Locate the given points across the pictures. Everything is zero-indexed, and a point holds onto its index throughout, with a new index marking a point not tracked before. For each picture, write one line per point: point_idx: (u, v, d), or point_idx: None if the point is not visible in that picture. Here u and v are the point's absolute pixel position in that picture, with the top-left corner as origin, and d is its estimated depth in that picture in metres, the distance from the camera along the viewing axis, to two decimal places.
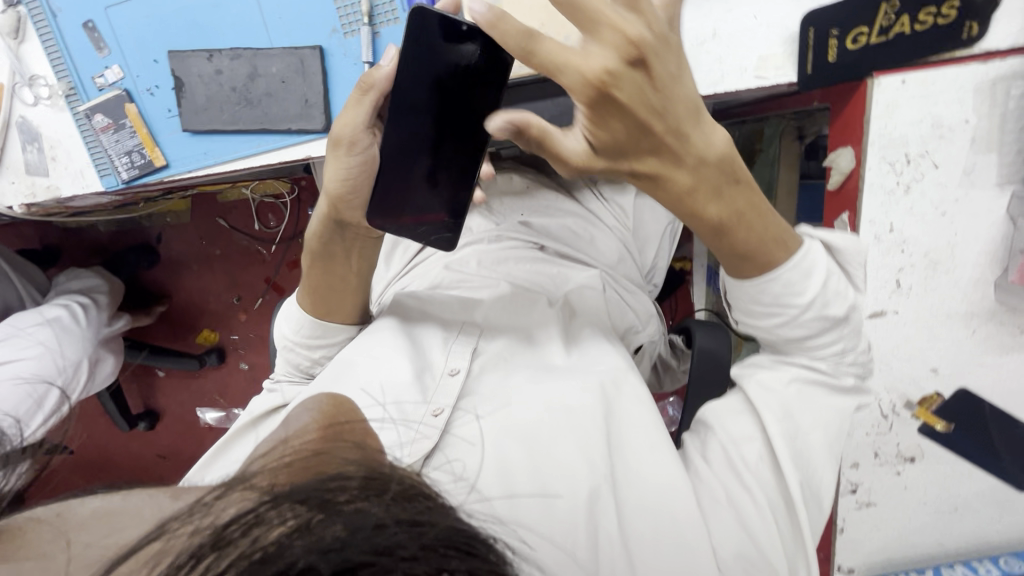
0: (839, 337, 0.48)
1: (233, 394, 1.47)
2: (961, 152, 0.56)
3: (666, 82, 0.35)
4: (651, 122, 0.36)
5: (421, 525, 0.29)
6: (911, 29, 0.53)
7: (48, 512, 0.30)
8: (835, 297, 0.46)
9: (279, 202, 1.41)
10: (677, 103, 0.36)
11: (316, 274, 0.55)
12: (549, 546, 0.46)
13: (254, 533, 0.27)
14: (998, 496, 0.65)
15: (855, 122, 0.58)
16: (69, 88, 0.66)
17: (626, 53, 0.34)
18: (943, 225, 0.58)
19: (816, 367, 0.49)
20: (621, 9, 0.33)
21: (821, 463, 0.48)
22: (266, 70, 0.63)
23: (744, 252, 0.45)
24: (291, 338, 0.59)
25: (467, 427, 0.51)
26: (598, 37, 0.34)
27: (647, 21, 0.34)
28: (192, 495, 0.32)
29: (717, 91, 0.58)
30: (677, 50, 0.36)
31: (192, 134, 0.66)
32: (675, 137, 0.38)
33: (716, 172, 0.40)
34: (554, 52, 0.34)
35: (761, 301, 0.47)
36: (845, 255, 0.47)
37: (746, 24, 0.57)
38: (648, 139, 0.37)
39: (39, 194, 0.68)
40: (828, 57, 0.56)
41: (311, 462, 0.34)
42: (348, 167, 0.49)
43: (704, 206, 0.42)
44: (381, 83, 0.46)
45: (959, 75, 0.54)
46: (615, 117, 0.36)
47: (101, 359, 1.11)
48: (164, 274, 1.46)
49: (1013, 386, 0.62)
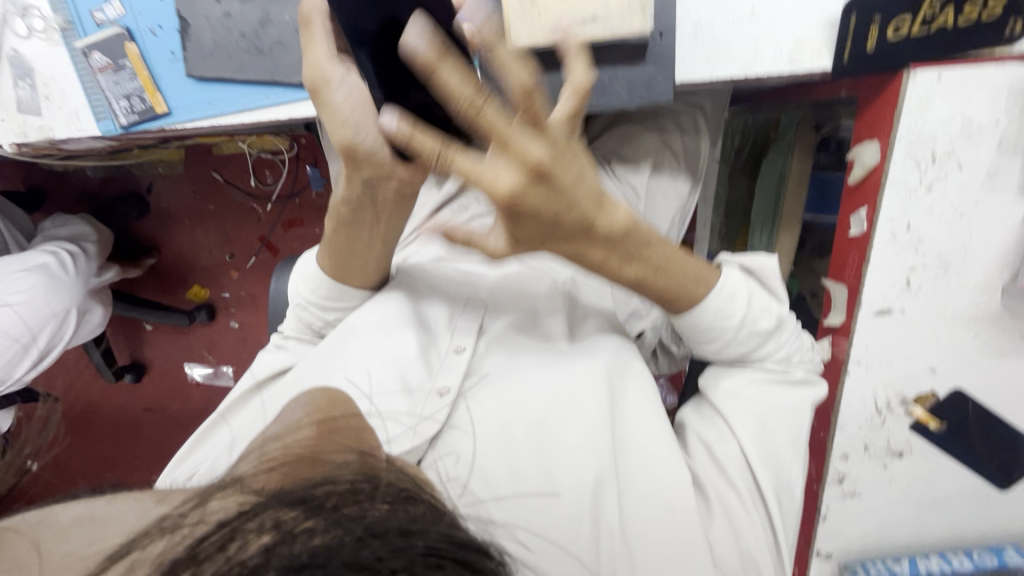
0: (779, 344, 0.52)
1: (222, 352, 1.47)
2: (986, 154, 0.55)
3: (572, 191, 0.36)
4: (560, 218, 0.37)
5: (410, 535, 0.29)
6: (954, 23, 0.50)
7: (27, 518, 0.29)
8: (760, 311, 0.50)
9: (277, 159, 1.37)
10: (578, 202, 0.37)
11: (343, 238, 0.53)
12: (553, 548, 0.45)
13: (233, 548, 0.27)
14: (979, 494, 0.67)
15: (884, 115, 0.57)
16: (65, 22, 0.62)
17: (529, 173, 0.35)
18: (959, 226, 0.58)
19: (767, 369, 0.52)
20: (526, 131, 0.34)
21: (790, 457, 0.49)
22: (279, 17, 0.59)
23: (667, 295, 0.48)
24: (307, 296, 0.58)
25: (468, 412, 0.51)
26: (505, 154, 0.34)
27: (549, 139, 0.34)
28: (178, 497, 0.31)
29: (748, 74, 0.57)
30: (575, 156, 0.36)
31: (196, 81, 0.63)
32: (580, 225, 0.39)
33: (623, 243, 0.42)
34: (463, 168, 0.35)
35: (700, 330, 0.50)
36: (762, 272, 0.53)
37: (786, 4, 0.55)
38: (560, 230, 0.39)
39: (31, 134, 0.64)
40: (867, 47, 0.53)
41: (295, 466, 0.33)
42: (341, 103, 0.44)
43: (622, 269, 0.44)
44: (318, 7, 0.45)
45: (996, 75, 0.53)
46: (529, 219, 0.37)
47: (89, 309, 1.07)
48: (156, 225, 1.42)
49: (1006, 390, 0.63)
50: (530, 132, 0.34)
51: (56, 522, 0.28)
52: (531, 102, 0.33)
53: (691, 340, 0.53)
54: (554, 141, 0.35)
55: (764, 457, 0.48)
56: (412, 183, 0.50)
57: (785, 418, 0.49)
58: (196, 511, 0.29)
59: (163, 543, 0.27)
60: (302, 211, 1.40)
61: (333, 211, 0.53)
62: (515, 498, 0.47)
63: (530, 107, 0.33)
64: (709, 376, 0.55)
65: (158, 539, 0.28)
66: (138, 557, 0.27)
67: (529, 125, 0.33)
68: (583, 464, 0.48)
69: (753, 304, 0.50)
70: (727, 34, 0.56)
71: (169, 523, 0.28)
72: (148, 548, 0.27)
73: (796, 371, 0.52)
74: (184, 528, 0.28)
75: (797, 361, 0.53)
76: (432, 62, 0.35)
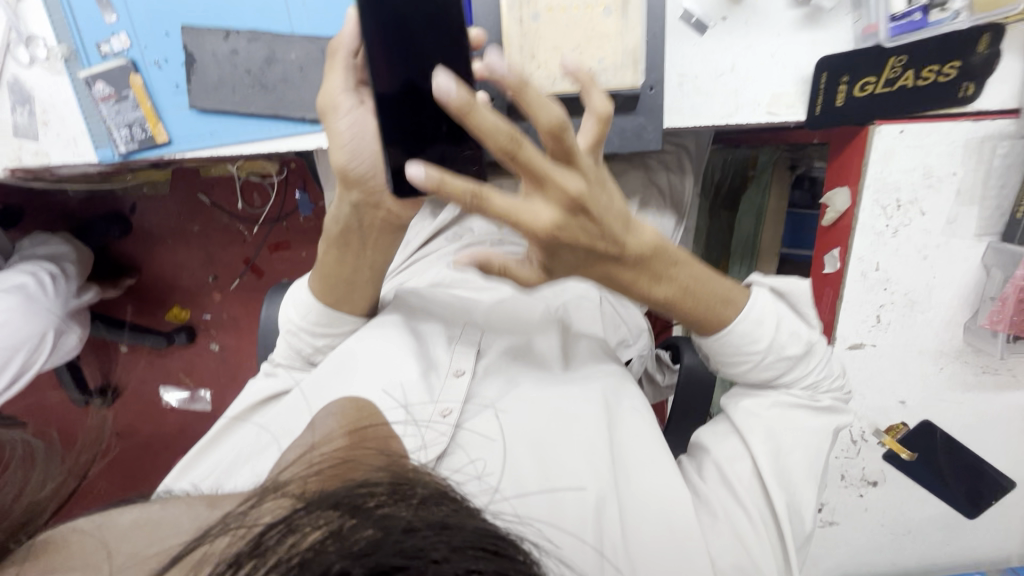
0: (807, 370, 0.52)
1: (202, 375, 1.44)
2: (946, 202, 0.60)
3: (607, 219, 0.37)
4: (596, 247, 0.39)
5: (450, 527, 0.29)
6: (914, 83, 0.56)
7: (91, 522, 0.30)
8: (791, 338, 0.50)
9: (266, 183, 1.37)
10: (612, 227, 0.38)
11: (332, 259, 0.54)
12: (569, 538, 0.47)
13: (290, 541, 0.27)
14: (948, 521, 0.70)
15: (852, 164, 0.61)
16: (70, 53, 0.63)
17: (569, 206, 0.36)
18: (923, 267, 0.62)
19: (795, 394, 0.52)
20: (561, 164, 0.34)
21: (802, 481, 0.49)
22: (285, 56, 0.62)
23: (701, 315, 0.49)
24: (298, 323, 0.58)
25: (483, 423, 0.52)
26: (545, 192, 0.35)
27: (582, 173, 0.35)
28: (229, 503, 0.32)
29: (729, 123, 0.61)
30: (606, 184, 0.38)
31: (198, 113, 0.64)
32: (613, 249, 0.39)
33: (651, 258, 0.42)
34: (504, 208, 0.35)
35: (728, 352, 0.51)
36: (795, 297, 0.52)
37: (764, 61, 0.59)
38: (594, 256, 0.40)
39: (26, 159, 0.64)
40: (836, 101, 0.59)
41: (337, 468, 0.33)
42: (340, 130, 0.48)
43: (650, 290, 0.44)
44: (346, 43, 0.48)
45: (952, 130, 0.57)
46: (564, 248, 0.39)
47: (67, 330, 1.04)
48: (138, 246, 1.40)
49: (970, 421, 0.66)
50: (565, 169, 0.35)
51: (116, 525, 0.29)
52: (560, 141, 0.33)
53: (716, 360, 0.54)
54: (589, 177, 0.36)
55: (778, 475, 0.49)
56: (400, 218, 0.51)
57: (803, 439, 0.50)
58: (251, 512, 0.30)
59: (227, 540, 0.28)
60: (290, 234, 1.40)
61: (325, 235, 0.54)
62: (524, 501, 0.49)
63: (562, 144, 0.33)
64: (732, 396, 0.56)
65: (222, 536, 0.28)
66: (204, 552, 0.27)
67: (565, 163, 0.35)
68: (583, 479, 0.50)
69: (782, 329, 0.50)
70: (710, 86, 0.60)
71: (230, 522, 0.29)
72: (212, 545, 0.28)
73: (823, 400, 0.52)
74: (240, 527, 0.28)
75: (825, 387, 0.53)
76: (465, 108, 0.32)
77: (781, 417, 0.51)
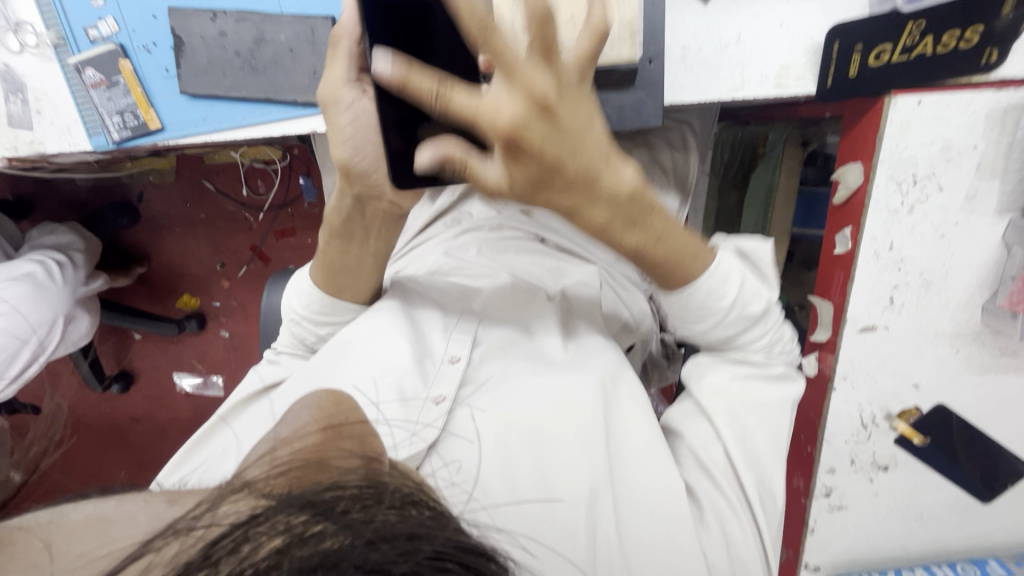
0: (764, 331, 0.52)
1: (213, 361, 1.46)
2: (965, 177, 0.57)
3: (579, 142, 0.30)
4: (562, 166, 0.31)
5: (418, 539, 0.28)
6: (933, 50, 0.53)
7: (39, 519, 0.29)
8: (753, 295, 0.49)
9: (269, 169, 1.36)
10: (586, 146, 0.31)
11: (334, 250, 0.54)
12: (549, 552, 0.46)
13: (244, 550, 0.26)
14: (962, 507, 0.68)
15: (867, 139, 0.58)
16: (58, 38, 0.62)
17: (539, 104, 0.28)
18: (940, 246, 0.59)
19: (749, 360, 0.53)
20: (536, 56, 0.27)
21: (770, 459, 0.50)
22: (274, 37, 0.60)
23: (662, 272, 0.44)
24: (300, 312, 0.59)
25: (464, 421, 0.51)
26: (508, 81, 0.27)
27: (561, 74, 0.28)
28: (189, 500, 0.31)
29: (736, 97, 0.58)
30: (587, 101, 0.30)
31: (190, 98, 0.63)
32: (584, 177, 0.32)
33: (625, 204, 0.35)
34: (459, 102, 0.28)
35: (690, 312, 0.49)
36: (755, 257, 0.52)
37: (772, 31, 0.56)
38: (560, 179, 0.32)
39: (22, 149, 0.64)
40: (850, 72, 0.55)
41: (304, 470, 0.33)
42: (342, 127, 0.46)
43: (623, 238, 0.38)
44: (349, 30, 0.46)
45: (974, 100, 0.54)
46: (524, 165, 0.30)
47: (74, 318, 1.04)
48: (146, 234, 1.41)
49: (987, 405, 0.64)
50: (539, 63, 0.27)
51: (68, 521, 0.29)
52: (544, 32, 0.26)
53: (680, 321, 0.51)
54: (568, 81, 0.29)
55: (746, 456, 0.50)
56: (401, 207, 0.51)
57: (766, 418, 0.51)
58: (207, 515, 0.29)
59: (178, 545, 0.27)
60: (295, 221, 1.40)
61: (325, 227, 0.54)
62: (511, 505, 0.47)
63: (545, 36, 0.27)
64: (691, 367, 0.55)
65: (172, 541, 0.27)
66: (153, 559, 0.27)
67: (541, 58, 0.27)
68: (580, 471, 0.49)
69: (744, 288, 0.49)
70: (714, 59, 0.58)
71: (183, 526, 0.28)
72: (163, 550, 0.27)
73: (776, 367, 0.53)
74: (197, 530, 0.28)
75: (777, 353, 0.54)
76: None
77: (742, 398, 0.51)
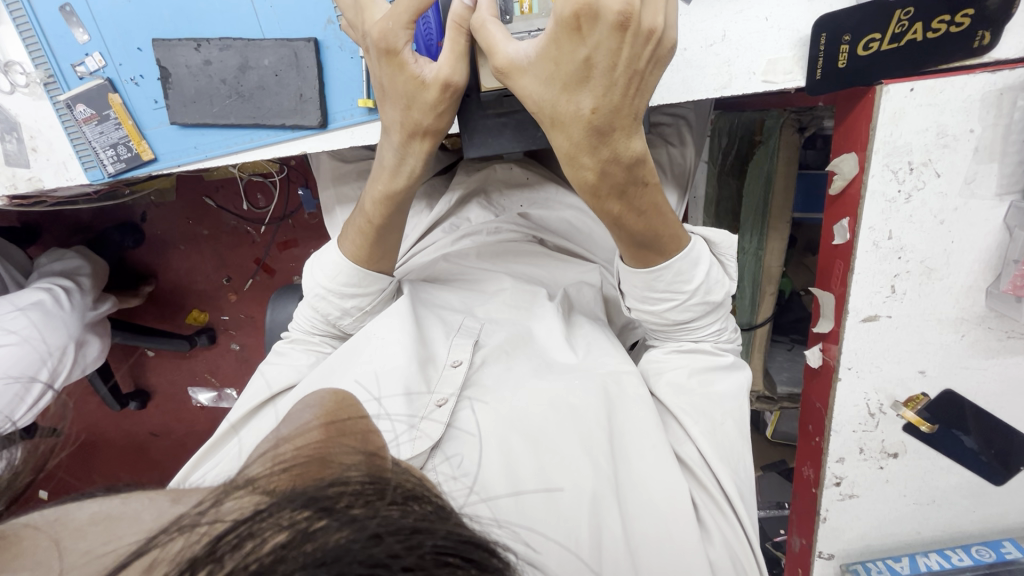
0: (717, 318, 0.57)
1: (224, 374, 1.48)
2: (963, 161, 0.56)
3: (598, 122, 0.41)
4: (583, 23, 0.38)
5: (421, 533, 0.28)
6: (923, 36, 0.52)
7: (45, 517, 0.29)
8: (719, 284, 0.54)
9: (268, 182, 1.37)
10: (601, 61, 0.39)
11: (379, 219, 0.57)
12: (555, 547, 0.45)
13: (249, 547, 0.26)
14: (975, 489, 0.68)
15: (860, 130, 0.58)
16: (47, 76, 0.62)
17: (573, 89, 0.41)
18: (940, 232, 0.58)
19: (701, 345, 0.58)
20: (596, 56, 0.39)
21: (740, 447, 0.55)
22: (258, 62, 0.60)
23: (642, 240, 0.49)
24: (325, 286, 0.60)
25: (469, 419, 0.51)
26: (542, 59, 0.42)
27: (615, 54, 0.39)
28: (193, 498, 0.31)
29: (724, 94, 0.58)
30: (638, 55, 0.40)
31: (180, 127, 0.64)
32: (584, 53, 0.40)
33: (624, 172, 0.44)
34: (507, 54, 0.44)
35: (658, 290, 0.53)
36: (720, 249, 0.56)
37: (757, 26, 0.55)
38: (579, 46, 0.39)
39: (21, 186, 0.65)
40: (839, 63, 0.55)
41: (307, 467, 0.32)
42: (447, 99, 0.48)
43: (635, 196, 0.46)
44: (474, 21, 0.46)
45: (968, 85, 0.54)
46: (558, 34, 0.40)
47: (86, 341, 1.06)
48: (152, 254, 1.43)
49: (994, 388, 0.64)
50: (600, 50, 0.39)
51: (73, 522, 0.28)
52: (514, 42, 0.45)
53: (641, 298, 0.54)
54: (611, 59, 0.39)
55: (719, 448, 0.54)
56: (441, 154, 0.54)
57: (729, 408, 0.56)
58: (212, 511, 0.29)
59: (180, 543, 0.27)
60: (296, 232, 1.41)
61: (373, 193, 0.56)
62: (512, 497, 0.47)
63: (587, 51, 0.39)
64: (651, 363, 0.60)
65: (176, 537, 0.27)
66: (158, 555, 0.26)
67: (581, 80, 0.41)
68: (582, 470, 0.49)
69: (710, 275, 0.53)
70: (700, 57, 0.57)
71: (186, 523, 0.28)
72: (167, 547, 0.27)
73: (726, 354, 0.58)
74: (202, 526, 0.28)
75: (729, 336, 0.60)
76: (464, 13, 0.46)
77: (701, 394, 0.56)
